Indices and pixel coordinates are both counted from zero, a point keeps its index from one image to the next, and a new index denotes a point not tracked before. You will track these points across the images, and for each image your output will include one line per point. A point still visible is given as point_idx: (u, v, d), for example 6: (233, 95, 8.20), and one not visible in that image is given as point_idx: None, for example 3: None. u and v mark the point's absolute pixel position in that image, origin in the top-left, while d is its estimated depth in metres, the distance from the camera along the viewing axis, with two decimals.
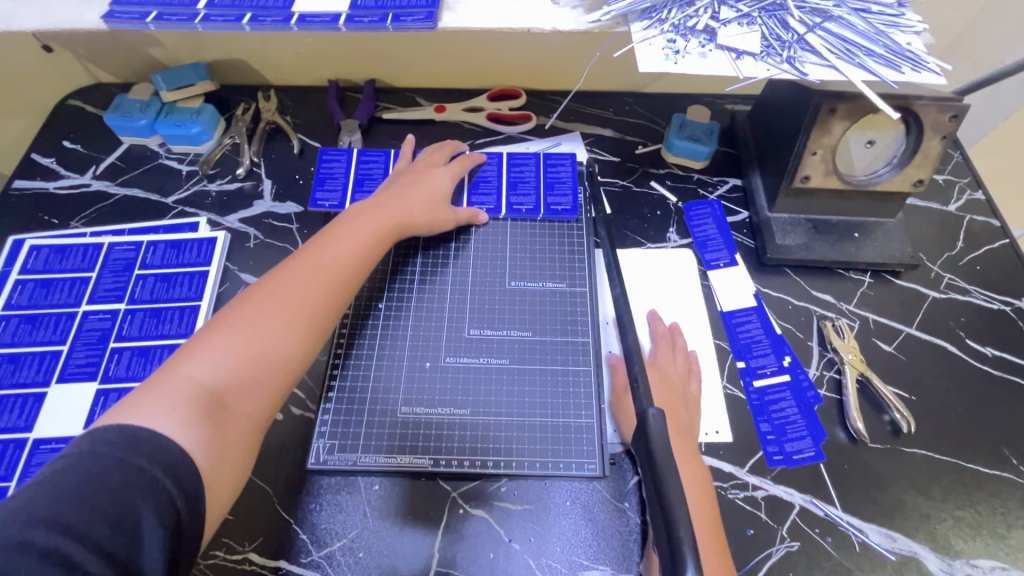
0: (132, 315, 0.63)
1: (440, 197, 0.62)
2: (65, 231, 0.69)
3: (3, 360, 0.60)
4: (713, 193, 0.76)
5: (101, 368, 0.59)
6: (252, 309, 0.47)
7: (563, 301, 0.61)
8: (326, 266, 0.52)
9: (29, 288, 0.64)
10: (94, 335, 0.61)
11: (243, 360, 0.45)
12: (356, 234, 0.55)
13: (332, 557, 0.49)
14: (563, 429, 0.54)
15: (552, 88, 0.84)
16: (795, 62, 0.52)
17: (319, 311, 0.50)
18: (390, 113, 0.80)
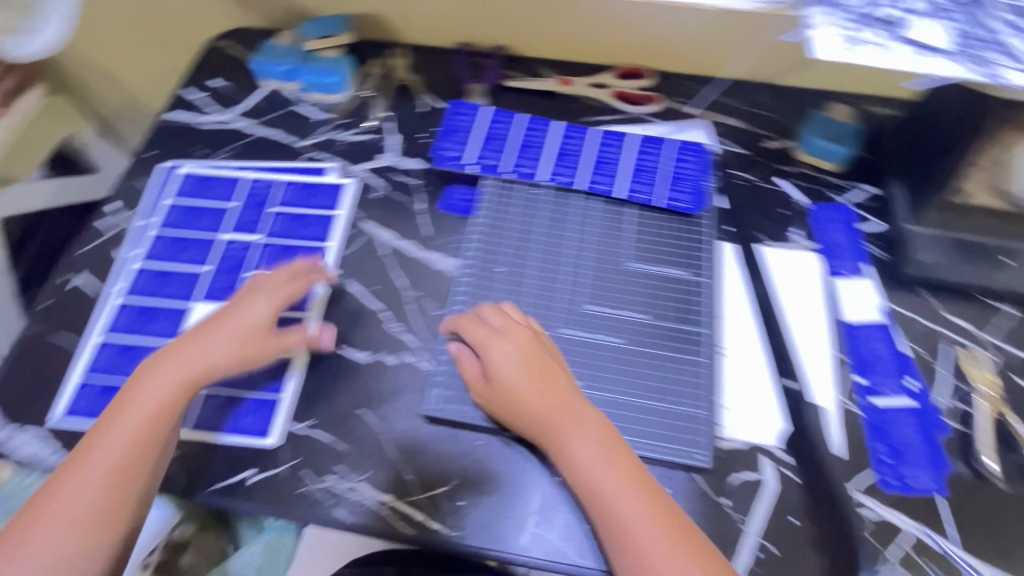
0: (269, 248, 0.66)
1: (249, 329, 0.56)
2: (213, 163, 0.74)
3: (155, 274, 0.65)
4: (840, 196, 0.71)
5: (238, 294, 0.64)
6: (85, 472, 0.48)
7: (683, 290, 0.60)
8: (138, 413, 0.51)
9: (181, 211, 0.69)
10: (233, 262, 0.66)
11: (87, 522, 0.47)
12: (211, 349, 0.54)
13: (436, 499, 0.53)
14: (674, 416, 0.54)
15: (681, 72, 0.81)
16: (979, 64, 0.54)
17: (137, 447, 0.49)
18: (515, 81, 0.80)
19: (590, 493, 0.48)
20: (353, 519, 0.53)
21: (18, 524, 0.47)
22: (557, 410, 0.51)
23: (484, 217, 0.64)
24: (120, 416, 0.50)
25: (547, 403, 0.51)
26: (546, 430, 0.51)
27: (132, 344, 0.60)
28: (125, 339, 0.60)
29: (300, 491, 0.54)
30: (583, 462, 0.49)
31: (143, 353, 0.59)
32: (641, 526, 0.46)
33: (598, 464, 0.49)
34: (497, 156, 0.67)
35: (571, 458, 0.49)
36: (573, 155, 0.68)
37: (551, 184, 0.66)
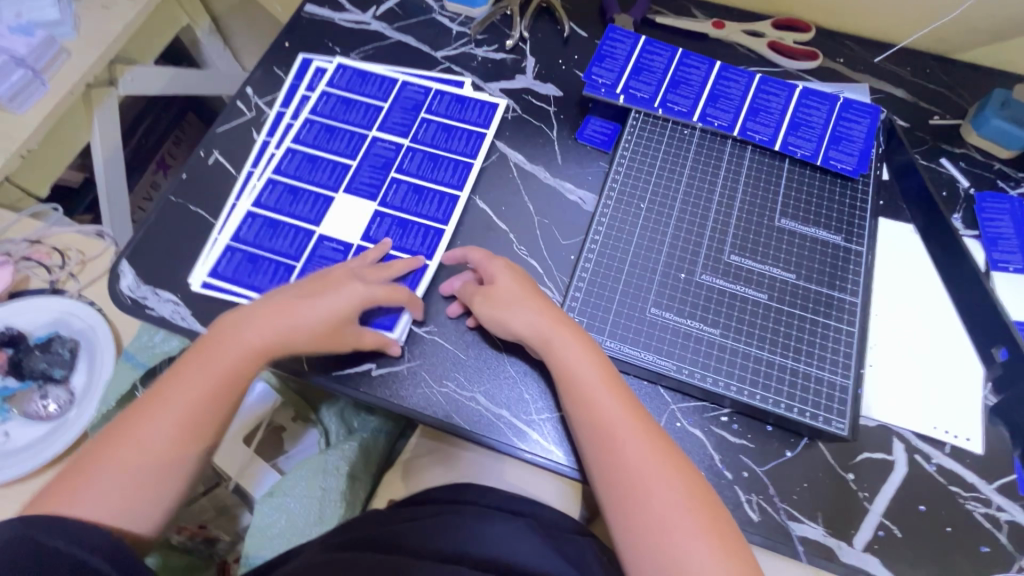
0: (413, 153, 0.66)
1: (348, 318, 0.53)
2: (356, 59, 0.73)
3: (305, 156, 0.65)
4: (1014, 188, 0.65)
5: (380, 194, 0.63)
6: (178, 395, 0.48)
7: (833, 254, 0.56)
8: (227, 359, 0.50)
9: (332, 101, 0.69)
10: (379, 159, 0.65)
11: (174, 441, 0.46)
12: (314, 323, 0.51)
13: (549, 422, 0.54)
14: (816, 380, 0.51)
15: (845, 31, 0.75)
16: None
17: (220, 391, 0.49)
18: (664, 18, 0.75)
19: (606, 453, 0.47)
20: (468, 428, 0.54)
21: (116, 431, 0.46)
22: (591, 373, 0.49)
23: (628, 150, 0.61)
24: (208, 359, 0.50)
25: (579, 361, 0.49)
26: (572, 384, 0.49)
27: (277, 220, 0.62)
28: (269, 214, 0.62)
29: (421, 392, 0.55)
30: (605, 422, 0.47)
31: (285, 232, 0.61)
32: (663, 500, 0.44)
33: (626, 428, 0.47)
34: (650, 91, 0.63)
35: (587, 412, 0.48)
36: (731, 99, 0.63)
37: (702, 126, 0.62)
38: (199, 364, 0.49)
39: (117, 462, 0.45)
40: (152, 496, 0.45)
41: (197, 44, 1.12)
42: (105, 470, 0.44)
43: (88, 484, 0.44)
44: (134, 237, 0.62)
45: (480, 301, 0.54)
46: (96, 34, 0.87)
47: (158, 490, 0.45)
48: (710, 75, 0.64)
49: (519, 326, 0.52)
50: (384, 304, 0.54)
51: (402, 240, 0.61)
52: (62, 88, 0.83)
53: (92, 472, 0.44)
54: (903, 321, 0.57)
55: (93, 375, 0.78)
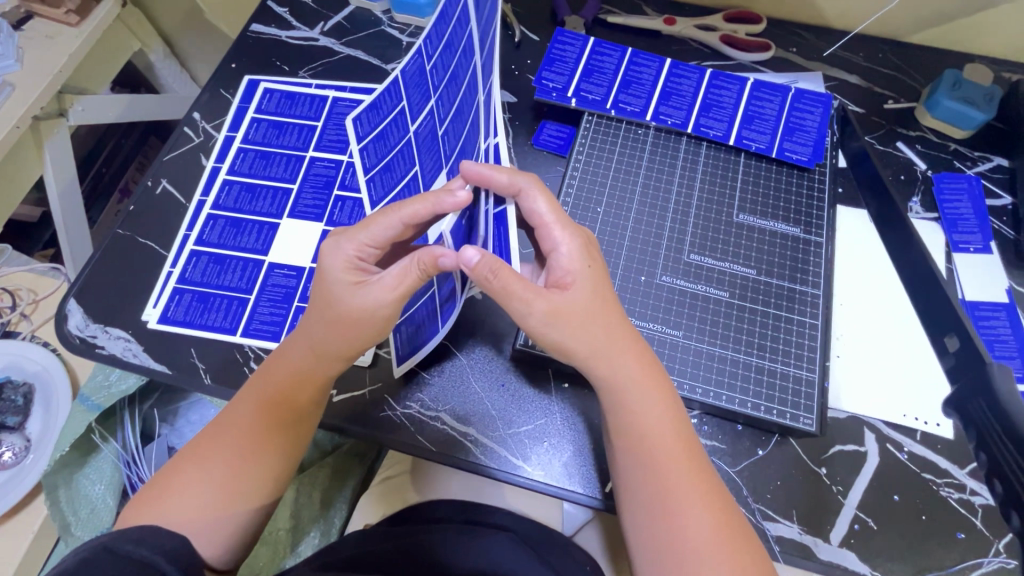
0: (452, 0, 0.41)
1: (334, 284, 0.42)
2: (294, 79, 0.71)
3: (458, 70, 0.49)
4: (970, 168, 0.65)
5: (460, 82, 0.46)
6: (244, 413, 0.45)
7: (794, 245, 0.56)
8: (279, 378, 0.46)
9: (264, 127, 0.68)
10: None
11: (235, 470, 0.44)
12: (322, 300, 0.43)
13: (520, 437, 0.53)
14: (783, 377, 0.51)
15: (796, 20, 0.74)
16: None
17: (276, 408, 0.45)
18: (615, 17, 0.74)
19: (646, 491, 0.42)
20: (437, 448, 0.52)
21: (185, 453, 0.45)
22: (664, 429, 0.43)
23: (583, 152, 0.60)
24: (264, 375, 0.46)
25: (650, 413, 0.43)
26: (618, 397, 0.43)
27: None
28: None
29: (383, 413, 0.54)
30: (639, 473, 0.43)
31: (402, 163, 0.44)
32: (692, 550, 0.39)
33: (690, 492, 0.41)
34: (601, 92, 0.62)
35: (648, 464, 0.42)
36: (683, 96, 0.62)
37: (656, 125, 0.61)
38: (259, 380, 0.46)
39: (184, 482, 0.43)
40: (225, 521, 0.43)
41: (151, 69, 1.08)
42: (190, 484, 0.43)
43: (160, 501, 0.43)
44: (79, 274, 0.60)
45: (537, 300, 0.41)
46: (42, 64, 0.84)
47: (227, 512, 0.43)
48: (660, 74, 0.63)
49: (595, 359, 0.43)
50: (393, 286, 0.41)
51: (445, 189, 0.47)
52: (6, 123, 0.81)
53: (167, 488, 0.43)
54: (867, 310, 0.56)
55: (50, 419, 0.76)
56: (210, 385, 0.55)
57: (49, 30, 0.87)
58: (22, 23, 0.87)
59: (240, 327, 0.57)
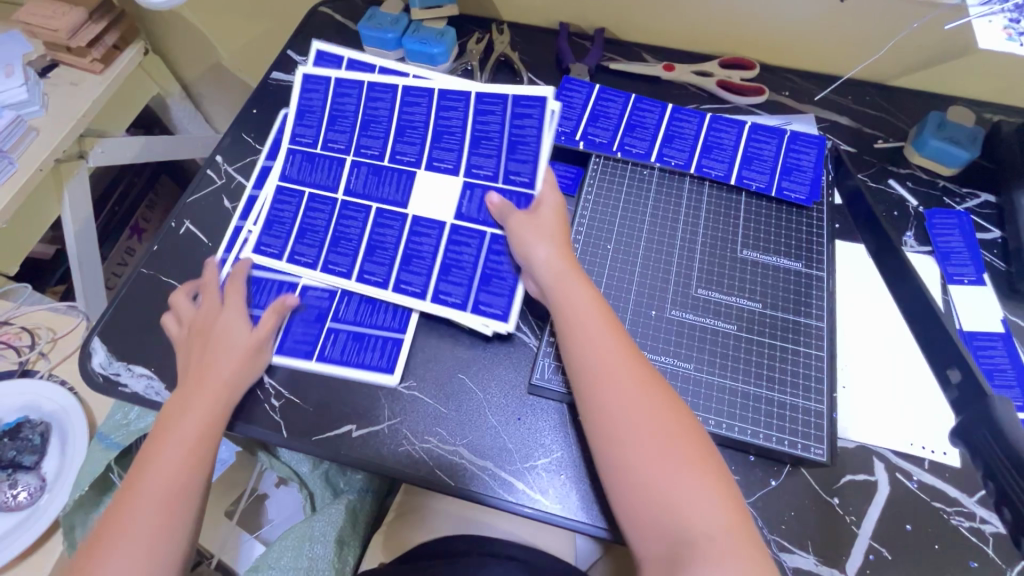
0: (358, 167, 0.63)
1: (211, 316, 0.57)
2: None
3: (304, 157, 0.65)
4: (959, 204, 0.68)
5: (323, 137, 0.65)
6: (162, 466, 0.49)
7: (797, 280, 0.58)
8: (192, 415, 0.52)
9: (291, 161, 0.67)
10: (338, 230, 0.62)
11: (160, 522, 0.46)
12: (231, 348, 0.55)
13: (536, 470, 0.54)
14: (792, 408, 0.52)
15: (786, 65, 0.79)
16: None
17: (193, 453, 0.50)
18: (616, 64, 0.79)
19: (592, 365, 0.49)
20: (454, 483, 0.53)
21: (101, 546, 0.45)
22: (591, 307, 0.52)
23: (592, 193, 0.63)
24: (177, 424, 0.51)
25: (580, 298, 0.52)
26: (555, 279, 0.53)
27: (395, 257, 0.61)
28: (362, 200, 0.63)
29: (403, 449, 0.55)
30: (581, 345, 0.50)
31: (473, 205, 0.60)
32: (635, 412, 0.46)
33: (619, 361, 0.49)
34: (607, 136, 0.66)
35: (583, 337, 0.50)
36: (685, 138, 0.65)
37: (660, 165, 0.64)
38: (171, 430, 0.51)
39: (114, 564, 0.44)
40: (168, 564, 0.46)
41: (168, 111, 1.13)
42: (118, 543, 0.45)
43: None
44: (103, 314, 0.62)
45: (517, 216, 0.57)
46: (67, 109, 0.88)
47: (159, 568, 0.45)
48: (662, 118, 0.67)
49: (538, 248, 0.55)
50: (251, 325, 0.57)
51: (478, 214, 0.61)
52: (31, 165, 0.83)
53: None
54: (869, 341, 0.58)
55: (68, 456, 0.77)
56: (229, 422, 0.56)
57: (75, 77, 0.91)
58: (48, 70, 0.91)
59: (275, 347, 0.58)
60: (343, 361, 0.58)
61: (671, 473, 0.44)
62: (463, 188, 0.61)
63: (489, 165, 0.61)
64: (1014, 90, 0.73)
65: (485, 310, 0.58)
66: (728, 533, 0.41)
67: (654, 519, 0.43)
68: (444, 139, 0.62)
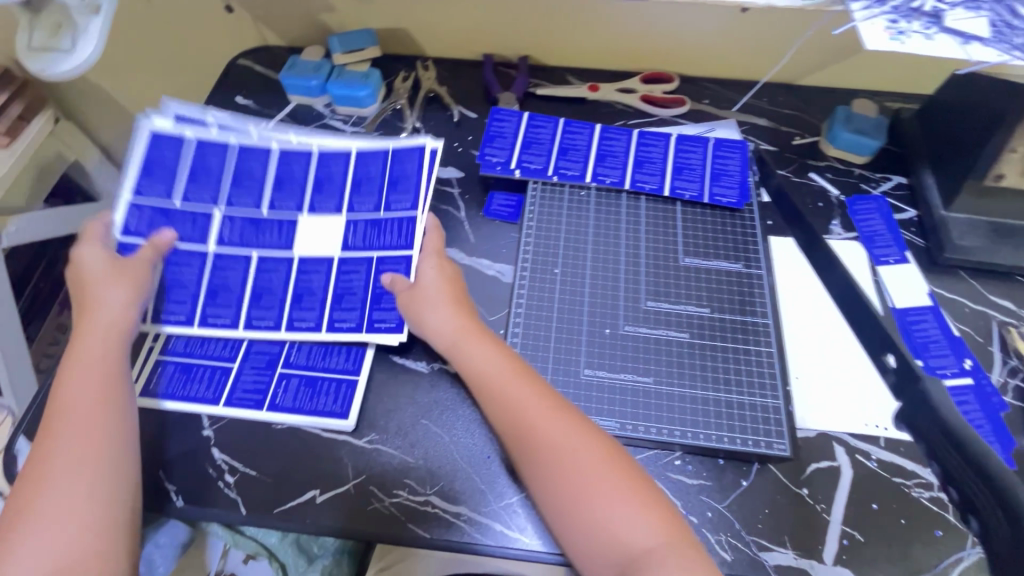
0: (231, 220, 0.65)
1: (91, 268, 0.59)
2: None
3: (154, 212, 0.64)
4: (876, 188, 0.73)
5: (223, 196, 0.66)
6: (63, 430, 0.48)
7: (738, 281, 0.60)
8: (80, 374, 0.51)
9: None
10: (258, 286, 0.63)
11: (82, 481, 0.46)
12: (117, 289, 0.57)
13: (511, 508, 0.52)
14: (750, 406, 0.54)
15: (703, 75, 0.83)
16: (939, 24, 0.52)
17: (94, 402, 0.50)
18: (544, 89, 0.81)
19: (508, 418, 0.49)
20: (428, 534, 0.51)
21: (14, 506, 0.45)
22: (494, 361, 0.52)
23: (533, 220, 0.64)
24: (67, 388, 0.51)
25: (480, 356, 0.53)
26: (454, 341, 0.54)
27: (285, 296, 0.62)
28: (238, 249, 0.64)
29: (371, 507, 0.53)
30: (495, 402, 0.50)
31: (389, 227, 0.64)
32: (557, 448, 0.47)
33: (534, 408, 0.49)
34: (541, 161, 0.67)
35: (495, 395, 0.51)
36: (616, 156, 0.67)
37: (596, 185, 0.66)
38: (60, 397, 0.50)
39: (29, 521, 0.44)
40: (102, 519, 0.45)
41: None
42: (33, 522, 0.44)
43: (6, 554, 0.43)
44: (28, 410, 0.57)
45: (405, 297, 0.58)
46: None
47: (93, 526, 0.45)
48: (592, 138, 0.68)
49: (430, 317, 0.56)
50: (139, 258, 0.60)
51: (379, 237, 0.64)
52: None
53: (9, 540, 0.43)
54: (814, 330, 0.61)
55: None
56: (183, 508, 0.53)
57: None
58: None
59: (223, 397, 0.57)
60: (298, 410, 0.56)
61: (601, 506, 0.44)
62: (347, 224, 0.65)
63: (369, 203, 0.66)
64: (908, 79, 0.79)
65: (379, 326, 0.59)
66: (667, 544, 0.43)
67: (597, 550, 0.44)
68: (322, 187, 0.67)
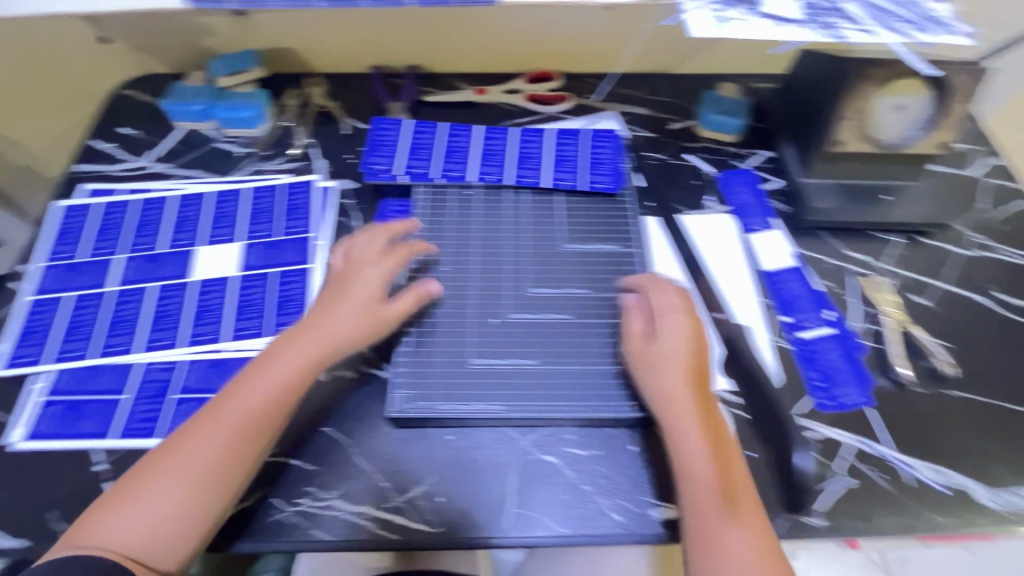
0: (132, 260, 0.66)
1: (372, 296, 0.56)
2: (162, 183, 0.74)
3: (63, 268, 0.66)
4: (744, 163, 0.79)
5: (126, 244, 0.67)
6: (211, 431, 0.48)
7: (616, 260, 0.64)
8: (255, 392, 0.50)
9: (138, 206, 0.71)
10: (157, 311, 0.63)
11: (192, 482, 0.47)
12: (349, 313, 0.55)
13: (413, 501, 0.54)
14: (629, 375, 0.57)
15: (585, 71, 0.88)
16: (757, 9, 0.58)
17: (266, 414, 0.50)
18: (433, 96, 0.83)
19: (689, 459, 0.49)
20: (332, 537, 0.52)
21: (131, 477, 0.47)
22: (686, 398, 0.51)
23: (421, 222, 0.66)
24: (231, 401, 0.50)
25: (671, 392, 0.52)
26: (648, 373, 0.53)
27: (184, 317, 0.62)
28: (139, 284, 0.64)
29: (272, 518, 0.53)
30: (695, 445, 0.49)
31: (288, 247, 0.67)
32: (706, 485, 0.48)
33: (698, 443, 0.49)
34: (425, 165, 0.69)
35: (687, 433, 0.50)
36: (497, 154, 0.70)
37: (479, 183, 0.69)
38: (225, 404, 0.49)
39: (136, 499, 0.46)
40: (199, 516, 0.46)
41: None
42: (135, 502, 0.45)
43: (105, 523, 0.45)
44: None
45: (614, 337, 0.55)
46: None
47: (175, 527, 0.45)
48: (474, 139, 0.71)
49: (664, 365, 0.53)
50: (407, 305, 0.57)
51: (278, 256, 0.66)
52: None
53: (115, 509, 0.45)
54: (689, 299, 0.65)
55: None
56: None
57: None
58: None
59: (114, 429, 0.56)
60: None
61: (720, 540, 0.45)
62: (246, 248, 0.67)
63: (267, 228, 0.69)
64: (767, 61, 0.86)
65: (283, 330, 0.61)
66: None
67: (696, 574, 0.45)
68: (221, 222, 0.69)
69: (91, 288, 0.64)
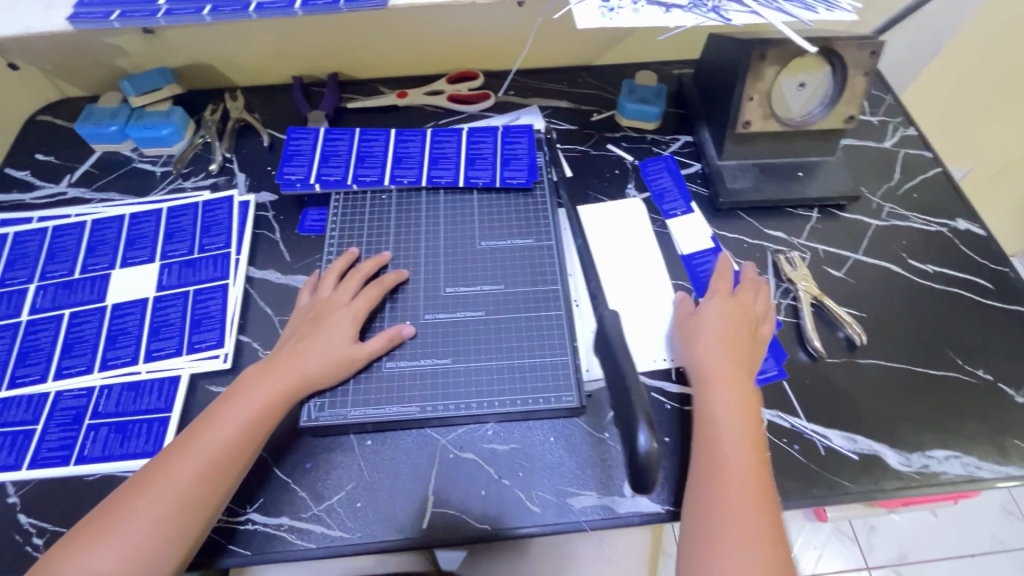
0: (44, 289, 0.65)
1: (345, 339, 0.56)
2: (77, 208, 0.73)
3: None
4: (666, 150, 0.80)
5: (38, 273, 0.67)
6: (181, 463, 0.49)
7: (532, 254, 0.65)
8: (228, 425, 0.51)
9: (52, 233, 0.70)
10: (69, 338, 0.62)
11: (165, 511, 0.47)
12: (326, 345, 0.56)
13: (332, 509, 0.53)
14: (543, 367, 0.58)
15: (507, 68, 0.88)
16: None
17: (235, 445, 0.50)
18: (354, 103, 0.83)
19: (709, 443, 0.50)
20: (249, 552, 0.51)
21: (102, 509, 0.47)
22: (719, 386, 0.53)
23: (336, 231, 0.66)
24: (209, 430, 0.51)
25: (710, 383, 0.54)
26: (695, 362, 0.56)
27: (98, 342, 0.62)
28: (51, 312, 0.64)
29: None
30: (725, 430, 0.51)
31: (205, 264, 0.67)
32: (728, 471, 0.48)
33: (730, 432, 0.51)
34: (339, 172, 0.69)
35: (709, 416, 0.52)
36: (412, 157, 0.70)
37: (394, 187, 0.69)
38: (196, 435, 0.50)
39: (110, 529, 0.45)
40: (167, 547, 0.46)
41: None
42: (108, 535, 0.45)
43: (76, 554, 0.45)
44: None
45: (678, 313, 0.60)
46: None
47: (148, 557, 0.45)
48: (388, 143, 0.71)
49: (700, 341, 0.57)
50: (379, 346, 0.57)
51: (194, 273, 0.66)
52: None
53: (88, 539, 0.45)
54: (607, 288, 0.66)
55: None
56: None
57: None
58: None
59: (26, 460, 0.55)
60: (105, 457, 0.55)
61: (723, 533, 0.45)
62: (161, 268, 0.67)
63: (183, 247, 0.68)
64: (685, 48, 0.87)
65: (200, 348, 0.61)
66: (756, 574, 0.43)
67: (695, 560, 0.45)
68: (136, 243, 0.69)
69: (4, 320, 0.63)
